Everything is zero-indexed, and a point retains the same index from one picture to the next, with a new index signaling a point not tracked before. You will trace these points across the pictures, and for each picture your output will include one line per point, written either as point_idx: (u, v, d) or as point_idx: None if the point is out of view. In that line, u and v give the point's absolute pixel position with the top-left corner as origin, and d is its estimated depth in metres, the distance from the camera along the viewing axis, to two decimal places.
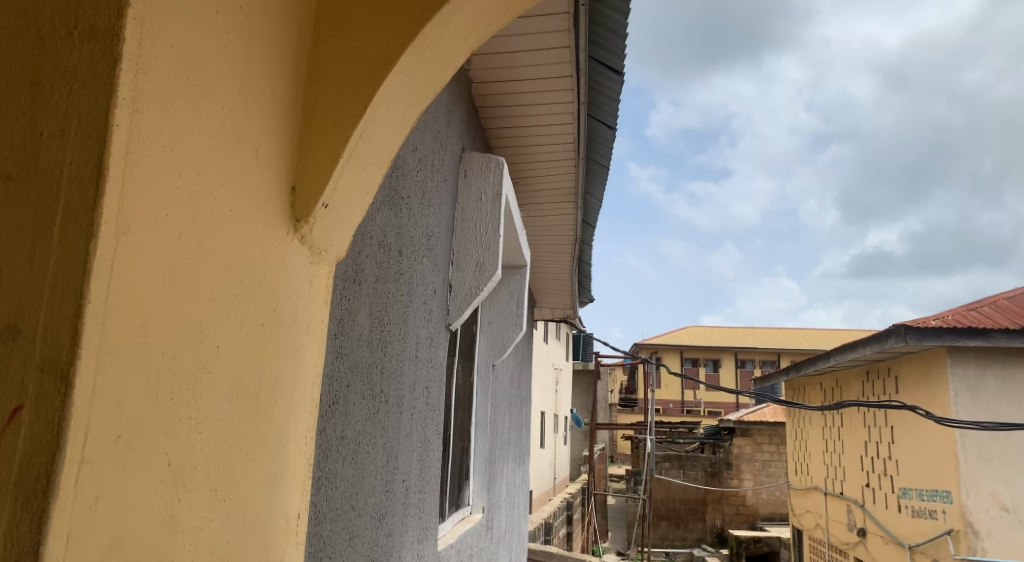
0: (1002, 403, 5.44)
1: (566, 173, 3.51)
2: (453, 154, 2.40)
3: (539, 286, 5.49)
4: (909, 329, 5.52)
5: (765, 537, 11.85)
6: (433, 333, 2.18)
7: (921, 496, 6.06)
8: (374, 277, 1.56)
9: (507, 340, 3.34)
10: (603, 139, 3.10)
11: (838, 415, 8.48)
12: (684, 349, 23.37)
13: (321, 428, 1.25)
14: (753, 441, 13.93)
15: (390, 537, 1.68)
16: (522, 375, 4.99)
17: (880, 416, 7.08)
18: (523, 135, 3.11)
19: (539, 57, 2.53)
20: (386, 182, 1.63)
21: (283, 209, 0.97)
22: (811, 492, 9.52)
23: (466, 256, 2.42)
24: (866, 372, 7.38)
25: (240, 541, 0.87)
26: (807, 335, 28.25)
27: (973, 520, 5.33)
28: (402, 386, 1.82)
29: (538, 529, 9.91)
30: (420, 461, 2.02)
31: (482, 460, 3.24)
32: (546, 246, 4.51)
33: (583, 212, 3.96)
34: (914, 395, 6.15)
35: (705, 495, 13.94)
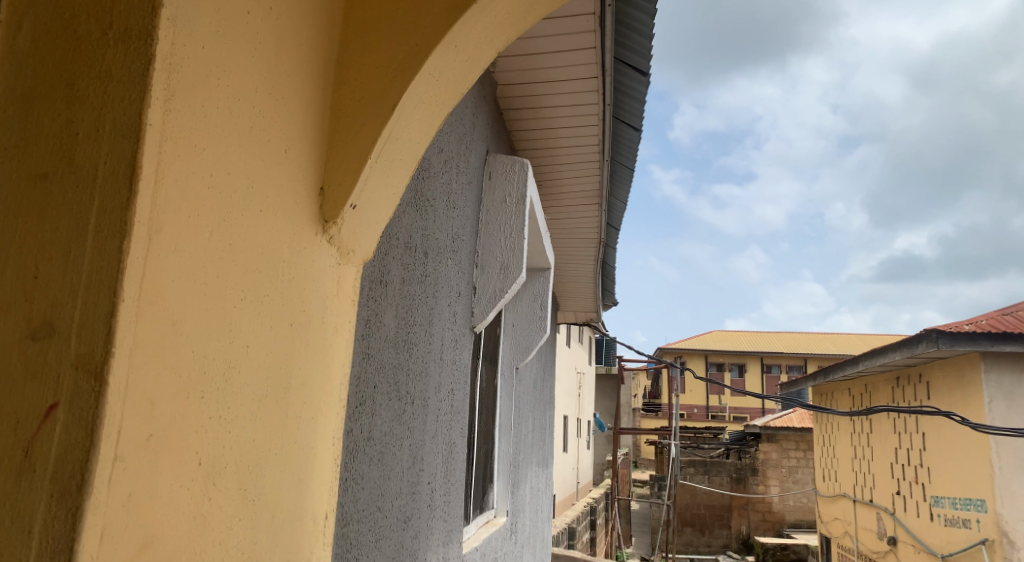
0: None
1: (590, 176, 3.51)
2: (478, 156, 2.40)
3: (563, 289, 5.47)
4: (941, 334, 5.41)
5: (792, 545, 11.69)
6: (458, 335, 2.18)
7: (954, 504, 5.93)
8: (400, 277, 1.56)
9: (531, 343, 3.33)
10: (629, 141, 3.08)
11: (867, 421, 8.35)
12: (709, 353, 23.18)
13: (348, 429, 1.25)
14: (780, 447, 13.76)
15: (415, 538, 1.68)
16: (546, 378, 4.98)
17: (911, 422, 6.96)
18: (547, 137, 3.11)
19: (564, 58, 2.53)
20: (412, 184, 1.64)
21: (312, 209, 0.98)
22: (839, 499, 9.38)
23: (491, 258, 2.42)
24: (896, 378, 7.25)
25: (268, 541, 0.87)
26: (835, 339, 27.87)
27: (1010, 529, 5.19)
28: (428, 388, 1.83)
29: (561, 534, 9.87)
30: (445, 463, 2.02)
31: (506, 464, 3.23)
32: (569, 250, 4.50)
33: (607, 214, 3.94)
34: (947, 401, 6.02)
35: (730, 501, 13.83)
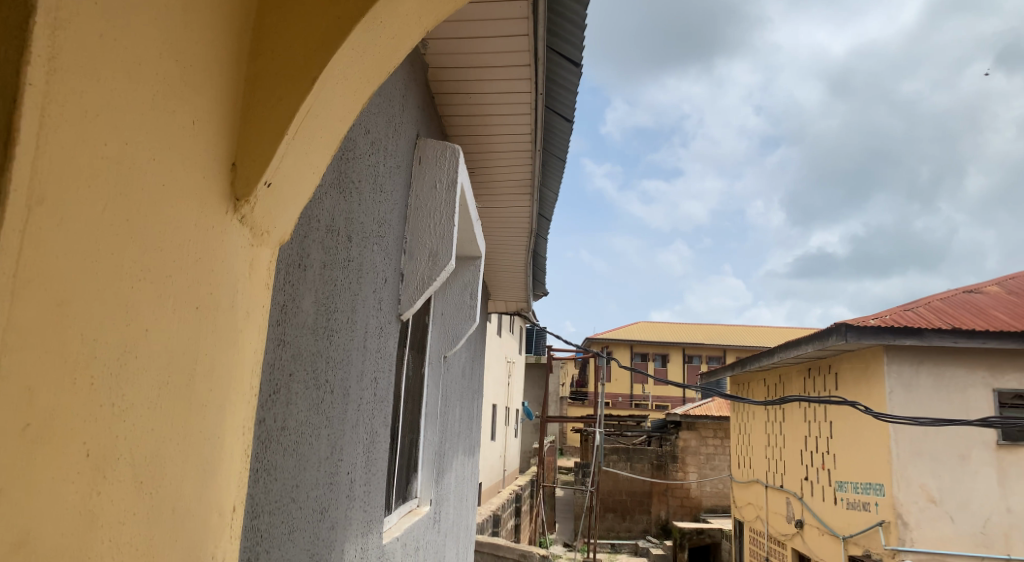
0: (933, 399, 5.67)
1: (523, 166, 3.49)
2: (408, 140, 2.34)
3: (493, 278, 5.46)
4: (851, 328, 5.68)
5: (708, 529, 12.05)
6: (384, 323, 2.14)
7: (856, 489, 6.25)
8: (320, 261, 1.50)
9: (460, 331, 3.31)
10: (561, 131, 3.10)
11: (780, 410, 8.71)
12: (635, 344, 23.69)
13: (260, 418, 1.20)
14: (698, 434, 14.18)
15: (332, 531, 1.64)
16: (474, 367, 4.97)
17: (820, 411, 7.29)
18: (478, 124, 3.07)
19: (496, 46, 2.50)
20: (335, 163, 1.58)
21: (221, 187, 0.92)
22: (753, 484, 9.75)
23: (421, 245, 2.38)
24: (808, 369, 7.58)
25: (167, 539, 0.82)
26: (753, 332, 28.89)
27: (904, 512, 5.52)
28: (349, 377, 1.78)
29: (486, 521, 9.89)
30: (367, 453, 1.98)
31: (431, 453, 3.20)
32: (500, 238, 4.48)
33: (538, 204, 3.94)
34: (853, 391, 6.34)
35: (651, 487, 14.21)
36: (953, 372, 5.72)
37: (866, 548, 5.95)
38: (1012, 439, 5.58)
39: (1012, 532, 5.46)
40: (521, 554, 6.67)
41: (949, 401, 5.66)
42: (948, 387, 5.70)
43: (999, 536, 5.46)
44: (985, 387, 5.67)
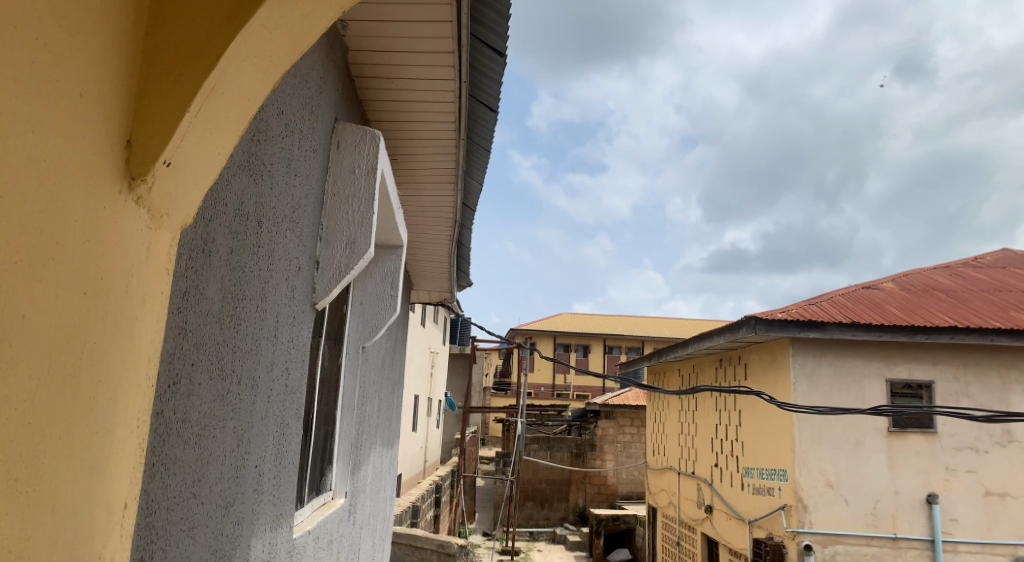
0: (833, 389, 5.99)
1: (447, 155, 3.46)
2: (326, 123, 2.28)
3: (416, 269, 5.42)
4: (760, 321, 5.92)
5: (623, 515, 12.35)
6: (297, 312, 2.07)
7: (761, 475, 6.54)
8: (227, 247, 1.44)
9: (380, 321, 3.23)
10: (486, 121, 3.10)
11: (694, 399, 9.02)
12: (557, 335, 24.03)
13: (157, 410, 1.14)
14: (616, 423, 14.51)
15: (238, 526, 1.59)
16: (394, 358, 4.91)
17: (730, 401, 7.59)
18: (401, 109, 3.02)
19: (418, 31, 2.46)
20: (245, 144, 1.52)
21: (114, 165, 0.86)
22: (666, 472, 10.08)
23: (337, 232, 2.33)
24: (720, 360, 7.87)
25: (45, 541, 0.77)
26: (671, 324, 29.76)
27: (804, 495, 5.83)
28: (258, 367, 1.72)
29: (405, 513, 9.81)
30: (276, 446, 1.92)
31: (347, 444, 3.14)
32: (424, 228, 4.44)
33: (462, 194, 3.92)
34: (761, 381, 6.62)
35: (570, 476, 14.47)
36: (851, 363, 6.05)
37: (770, 531, 6.24)
38: (900, 426, 6.01)
39: (899, 513, 5.83)
40: (439, 545, 6.65)
41: (847, 390, 5.99)
42: (847, 377, 6.03)
43: (887, 517, 5.83)
44: (879, 377, 6.03)
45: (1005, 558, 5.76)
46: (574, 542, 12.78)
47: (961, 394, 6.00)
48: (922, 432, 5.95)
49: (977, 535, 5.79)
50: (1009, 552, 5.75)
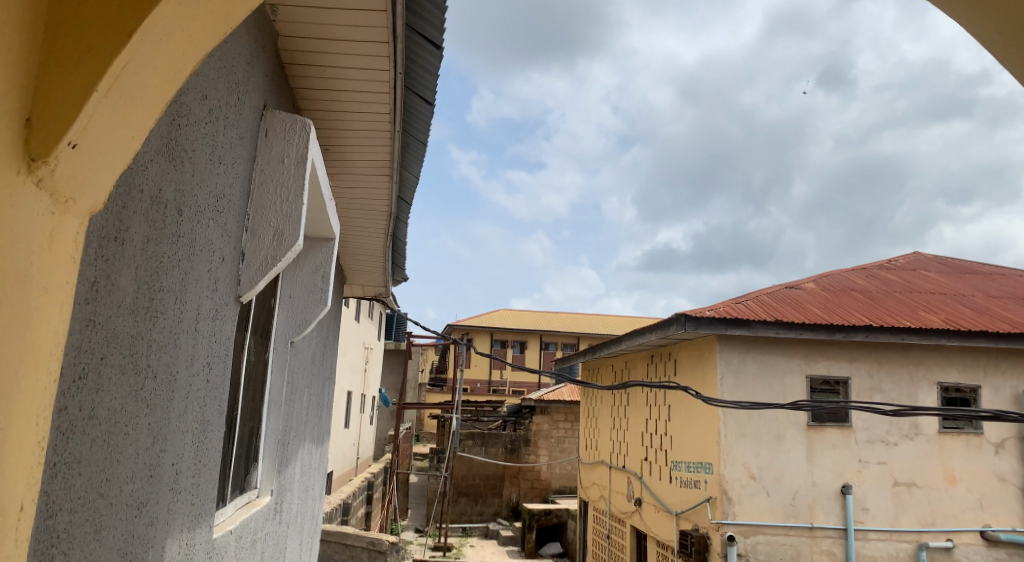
0: (757, 384, 6.19)
1: (382, 149, 3.41)
2: (253, 110, 2.21)
3: (351, 263, 5.34)
4: (689, 318, 6.06)
5: (555, 510, 12.48)
6: (219, 304, 2.00)
7: (688, 468, 6.72)
8: (142, 236, 1.37)
9: (310, 316, 3.16)
10: (422, 113, 3.08)
11: (626, 395, 9.19)
12: (494, 331, 24.08)
13: (60, 407, 1.08)
14: (550, 419, 14.64)
15: (151, 527, 1.52)
16: (325, 353, 4.82)
17: (660, 396, 7.77)
18: (333, 99, 2.96)
19: (351, 19, 2.40)
20: (163, 127, 1.45)
21: (9, 144, 0.81)
22: (598, 466, 10.24)
23: (264, 223, 2.26)
24: (651, 356, 8.04)
25: None
26: (607, 321, 30.23)
27: (728, 488, 6.01)
28: (177, 362, 1.64)
29: (336, 510, 9.65)
30: (196, 443, 1.85)
31: (274, 441, 3.06)
32: (358, 222, 4.37)
33: (398, 187, 3.88)
34: (690, 377, 6.79)
35: (503, 471, 14.54)
36: (775, 359, 6.27)
37: (695, 523, 6.43)
38: (818, 420, 6.27)
39: (816, 504, 6.08)
40: (370, 542, 6.56)
41: (770, 386, 6.20)
42: (770, 373, 6.24)
43: (805, 507, 6.07)
44: (800, 373, 6.27)
45: (910, 544, 6.09)
46: (507, 537, 12.86)
47: (873, 389, 6.30)
48: (838, 426, 6.23)
49: (886, 523, 6.10)
50: (913, 539, 6.08)
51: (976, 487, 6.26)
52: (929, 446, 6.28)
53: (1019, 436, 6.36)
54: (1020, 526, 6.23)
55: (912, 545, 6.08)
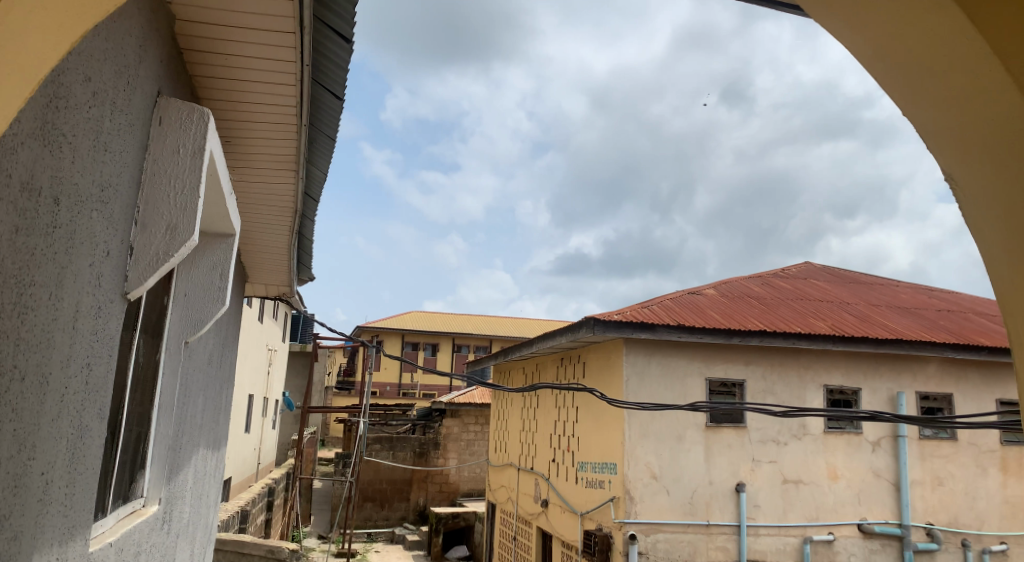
0: (659, 386, 6.38)
1: (288, 147, 3.30)
2: (145, 96, 2.08)
3: (254, 261, 5.14)
4: (597, 322, 6.18)
5: (463, 512, 12.46)
6: (102, 301, 1.87)
7: (594, 469, 6.85)
8: (9, 225, 1.27)
9: (206, 314, 3.02)
10: (331, 107, 3.02)
11: (535, 397, 9.28)
12: (404, 333, 23.80)
13: None
14: (461, 421, 14.58)
15: (15, 541, 1.40)
16: (224, 353, 4.62)
17: (568, 398, 7.90)
18: (234, 89, 2.83)
19: (256, 7, 2.30)
20: (37, 109, 1.34)
21: None
22: (506, 468, 10.30)
23: (156, 216, 2.14)
24: (560, 358, 8.16)
25: None
26: (519, 325, 30.47)
27: (631, 488, 6.16)
28: (50, 362, 1.53)
29: (233, 517, 9.24)
30: (71, 449, 1.72)
31: (164, 447, 2.90)
32: (261, 219, 4.21)
33: (304, 183, 3.77)
34: (597, 380, 6.93)
35: (411, 475, 14.45)
36: (677, 362, 6.48)
37: (598, 522, 6.56)
38: (716, 421, 6.53)
39: (712, 502, 6.32)
40: (269, 551, 6.31)
41: (672, 388, 6.41)
42: (673, 376, 6.45)
43: (702, 505, 6.29)
44: (700, 376, 6.51)
45: (797, 538, 6.42)
46: (412, 541, 12.72)
47: (766, 391, 6.63)
48: (734, 427, 6.51)
49: (776, 519, 6.41)
50: (799, 533, 6.42)
51: (855, 482, 6.68)
52: (815, 445, 6.65)
53: (893, 435, 6.84)
54: (892, 518, 6.71)
55: (798, 539, 6.41)
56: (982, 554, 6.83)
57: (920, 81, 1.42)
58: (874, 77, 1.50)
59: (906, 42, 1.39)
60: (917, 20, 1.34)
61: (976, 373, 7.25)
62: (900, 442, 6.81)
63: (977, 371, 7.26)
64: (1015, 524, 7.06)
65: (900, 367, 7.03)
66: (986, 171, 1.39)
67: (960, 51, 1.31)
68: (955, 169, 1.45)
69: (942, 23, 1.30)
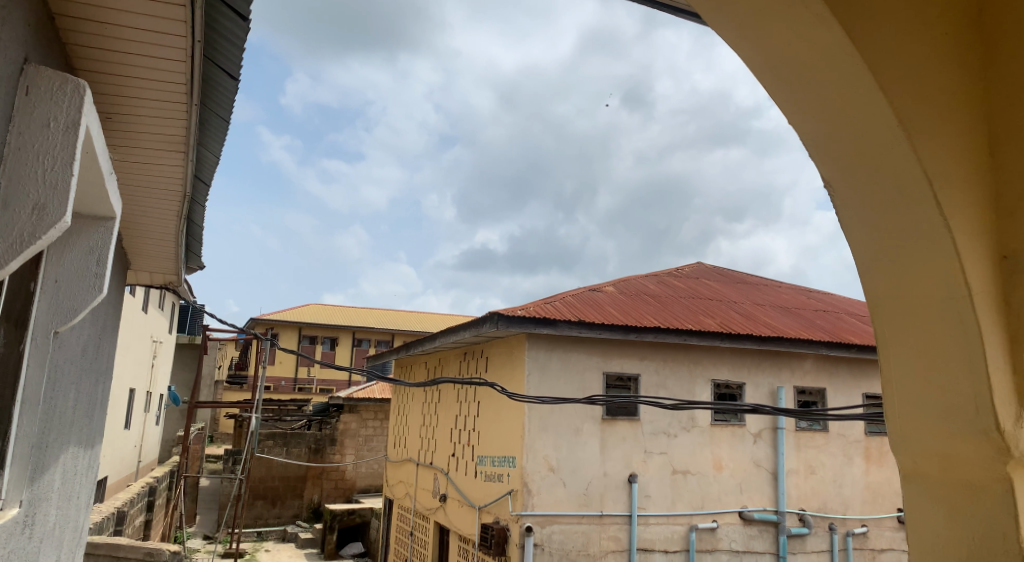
0: (559, 381, 6.49)
1: (177, 131, 3.12)
2: (8, 62, 1.88)
3: (136, 247, 4.84)
4: (501, 317, 6.21)
5: (358, 509, 12.24)
6: None
7: (493, 462, 6.89)
8: None
9: (81, 303, 2.80)
10: (225, 88, 2.87)
11: (436, 391, 9.25)
12: (302, 326, 23.11)
13: None
14: (359, 417, 14.30)
15: None
16: (101, 343, 4.32)
17: (470, 392, 7.91)
18: (116, 63, 2.64)
19: None
20: None
21: None
22: (405, 464, 10.22)
23: (20, 193, 1.95)
24: (463, 353, 8.16)
25: None
26: (423, 319, 30.23)
27: (529, 480, 6.24)
28: None
29: (108, 519, 8.68)
30: None
31: (27, 445, 2.68)
32: (144, 202, 3.95)
33: (194, 166, 3.58)
34: (499, 375, 6.97)
35: (306, 472, 13.99)
36: (577, 357, 6.62)
37: (496, 516, 6.62)
38: (611, 414, 6.70)
39: (606, 493, 6.48)
40: (147, 553, 5.97)
41: (571, 382, 6.53)
42: (572, 370, 6.58)
43: (597, 496, 6.44)
44: (598, 370, 6.67)
45: (684, 526, 6.69)
46: (305, 539, 12.39)
47: (658, 385, 6.87)
48: (628, 419, 6.70)
49: (664, 508, 6.66)
50: (685, 522, 6.70)
51: (738, 472, 7.03)
52: (703, 437, 6.95)
53: (772, 427, 7.26)
54: (769, 505, 7.10)
55: (684, 528, 6.69)
56: (846, 537, 7.35)
57: (807, 92, 1.48)
58: (765, 87, 1.57)
59: (796, 56, 1.45)
60: (805, 35, 1.40)
61: (847, 369, 7.78)
62: (778, 434, 7.23)
63: (848, 366, 7.80)
64: (875, 508, 7.65)
65: (780, 362, 7.46)
66: (857, 179, 1.48)
67: (844, 72, 1.38)
68: (833, 177, 1.54)
69: (828, 40, 1.37)
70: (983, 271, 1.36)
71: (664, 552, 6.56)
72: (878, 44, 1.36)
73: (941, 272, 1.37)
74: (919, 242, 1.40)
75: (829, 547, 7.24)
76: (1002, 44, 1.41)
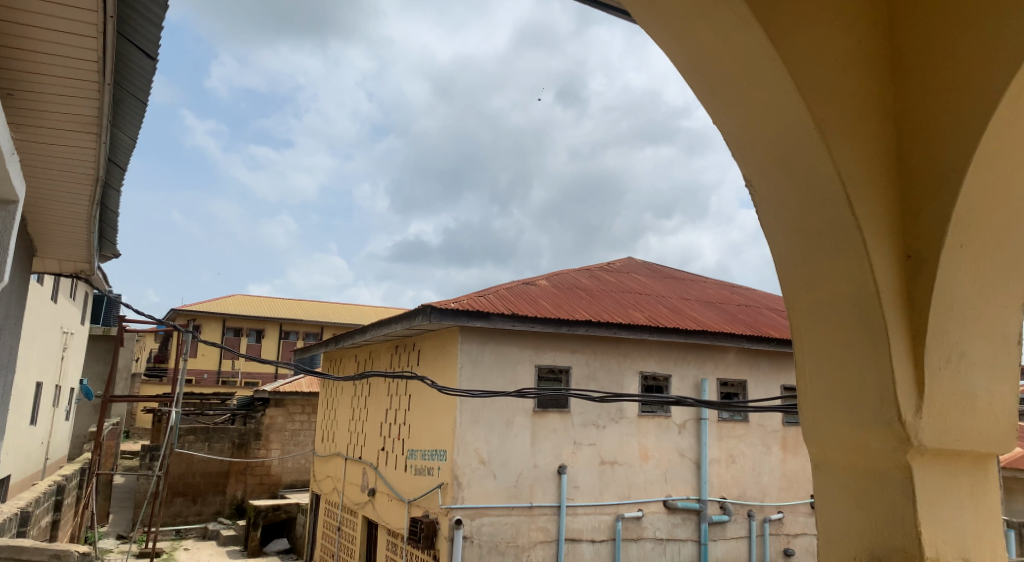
0: (492, 374, 6.50)
1: (88, 112, 2.95)
2: None
3: (43, 232, 4.54)
4: (435, 310, 6.14)
5: (284, 505, 11.95)
6: None
7: (423, 456, 6.84)
8: None
9: None
10: (142, 68, 2.73)
11: (365, 385, 9.12)
12: (226, 318, 22.36)
13: None
14: (286, 411, 13.94)
15: None
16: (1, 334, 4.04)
17: (400, 385, 7.82)
18: (17, 37, 2.47)
19: None
20: None
21: None
22: (333, 458, 10.04)
23: None
24: (394, 346, 8.06)
25: None
26: (354, 311, 29.73)
27: (459, 473, 6.22)
28: None
29: (11, 520, 8.18)
30: None
31: None
32: (52, 185, 3.71)
33: (108, 149, 3.40)
34: (431, 368, 6.92)
35: (229, 468, 13.62)
36: (509, 350, 6.63)
37: (425, 509, 6.57)
38: (542, 407, 6.75)
39: (535, 484, 6.53)
40: (54, 556, 5.65)
41: (503, 375, 6.54)
42: (504, 363, 6.59)
43: (526, 488, 6.48)
44: (530, 363, 6.70)
45: (610, 516, 6.81)
46: (227, 536, 12.02)
47: (588, 377, 6.95)
48: (558, 412, 6.76)
49: (592, 498, 6.76)
50: (612, 511, 6.82)
51: (663, 462, 7.19)
52: (630, 428, 7.07)
53: (696, 418, 7.46)
54: (692, 493, 7.30)
55: (611, 517, 6.80)
56: (763, 523, 7.65)
57: (731, 91, 1.51)
58: (689, 84, 1.58)
59: (721, 56, 1.47)
60: (728, 34, 1.42)
61: (767, 362, 8.07)
62: (702, 425, 7.44)
63: (768, 359, 8.08)
64: (791, 494, 7.98)
65: (705, 355, 7.66)
66: (776, 178, 1.52)
67: (766, 72, 1.41)
68: (753, 175, 1.57)
69: (749, 41, 1.39)
70: (892, 270, 1.41)
71: (591, 541, 6.66)
72: (797, 48, 1.39)
73: (852, 270, 1.42)
74: (832, 242, 1.45)
75: (747, 533, 7.51)
76: (908, 49, 1.47)
